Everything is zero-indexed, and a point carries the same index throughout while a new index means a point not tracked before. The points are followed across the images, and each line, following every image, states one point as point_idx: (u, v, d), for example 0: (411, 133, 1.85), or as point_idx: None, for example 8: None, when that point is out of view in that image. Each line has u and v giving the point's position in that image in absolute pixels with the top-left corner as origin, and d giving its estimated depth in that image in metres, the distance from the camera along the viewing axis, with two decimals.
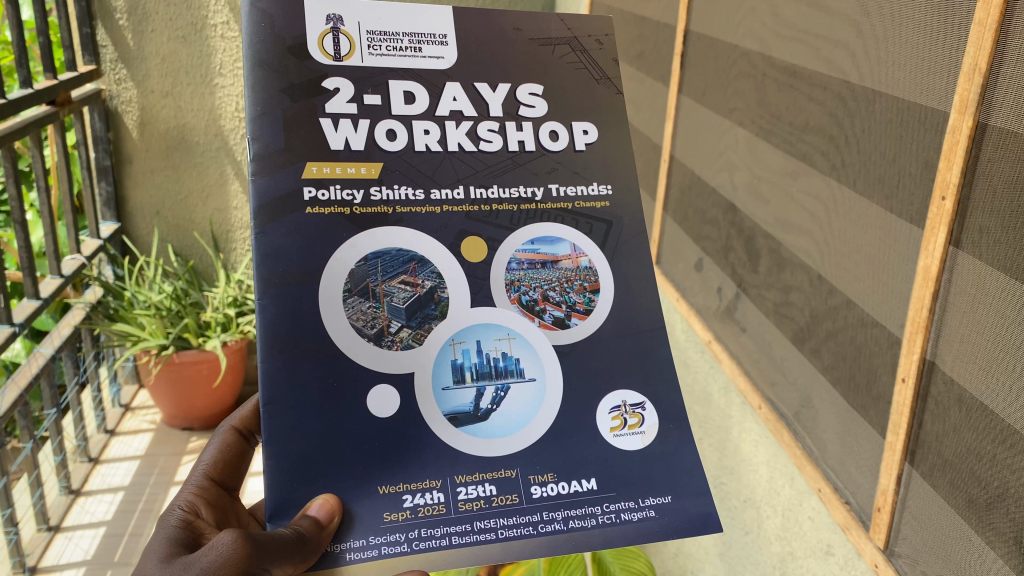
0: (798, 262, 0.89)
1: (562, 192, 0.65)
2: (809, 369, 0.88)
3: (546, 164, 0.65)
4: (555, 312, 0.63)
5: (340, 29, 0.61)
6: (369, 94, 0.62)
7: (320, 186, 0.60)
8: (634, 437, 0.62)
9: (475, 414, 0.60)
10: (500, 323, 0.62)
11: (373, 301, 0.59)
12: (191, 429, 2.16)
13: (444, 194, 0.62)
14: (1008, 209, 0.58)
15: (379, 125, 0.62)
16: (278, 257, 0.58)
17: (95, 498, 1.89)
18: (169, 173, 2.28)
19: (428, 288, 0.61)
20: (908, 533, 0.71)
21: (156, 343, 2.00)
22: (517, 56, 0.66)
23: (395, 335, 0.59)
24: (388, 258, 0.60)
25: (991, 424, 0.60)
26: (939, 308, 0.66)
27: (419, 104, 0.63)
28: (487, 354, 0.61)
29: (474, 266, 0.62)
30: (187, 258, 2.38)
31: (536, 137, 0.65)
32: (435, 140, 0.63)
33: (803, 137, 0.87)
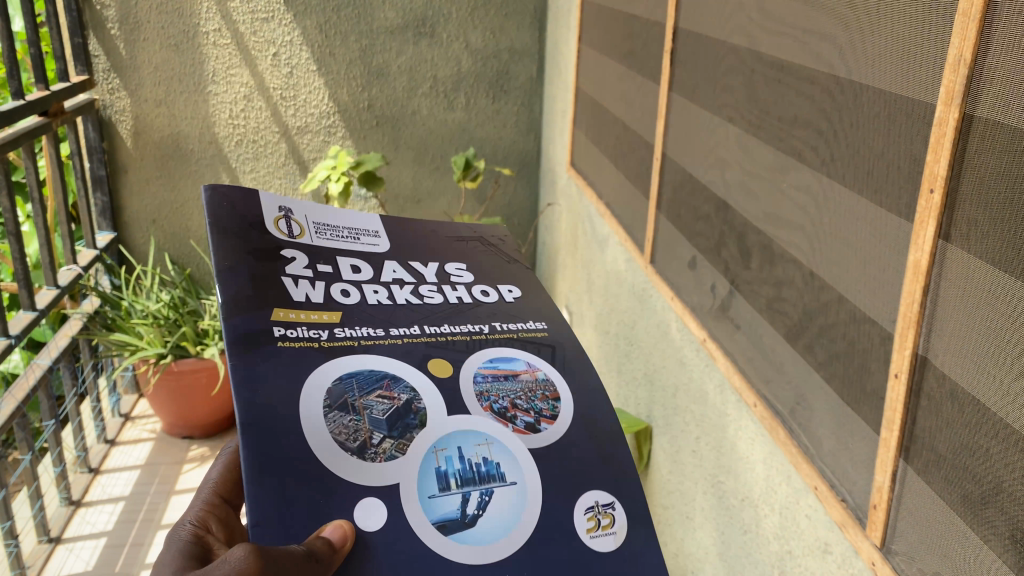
0: (790, 258, 0.88)
1: (506, 326, 0.67)
2: (804, 366, 0.87)
3: (484, 311, 0.68)
4: (527, 417, 0.61)
5: (291, 216, 0.68)
6: (323, 265, 0.67)
7: (289, 326, 0.60)
8: (608, 538, 0.57)
9: (464, 520, 0.55)
10: (478, 429, 0.59)
11: (352, 414, 0.56)
12: (191, 437, 2.16)
13: (402, 331, 0.63)
14: (996, 201, 0.57)
15: (332, 285, 0.65)
16: (253, 379, 0.55)
17: (96, 508, 1.88)
18: (165, 181, 2.29)
19: (405, 400, 0.59)
20: (905, 530, 0.70)
21: (154, 351, 2.00)
22: (439, 245, 0.74)
23: (376, 447, 0.56)
24: (361, 377, 0.58)
25: (983, 419, 0.59)
26: (931, 302, 0.65)
27: (365, 272, 0.68)
28: (470, 460, 0.57)
29: (444, 380, 0.61)
30: (184, 266, 2.39)
31: (471, 294, 0.69)
32: (384, 296, 0.66)
33: (792, 131, 0.87)
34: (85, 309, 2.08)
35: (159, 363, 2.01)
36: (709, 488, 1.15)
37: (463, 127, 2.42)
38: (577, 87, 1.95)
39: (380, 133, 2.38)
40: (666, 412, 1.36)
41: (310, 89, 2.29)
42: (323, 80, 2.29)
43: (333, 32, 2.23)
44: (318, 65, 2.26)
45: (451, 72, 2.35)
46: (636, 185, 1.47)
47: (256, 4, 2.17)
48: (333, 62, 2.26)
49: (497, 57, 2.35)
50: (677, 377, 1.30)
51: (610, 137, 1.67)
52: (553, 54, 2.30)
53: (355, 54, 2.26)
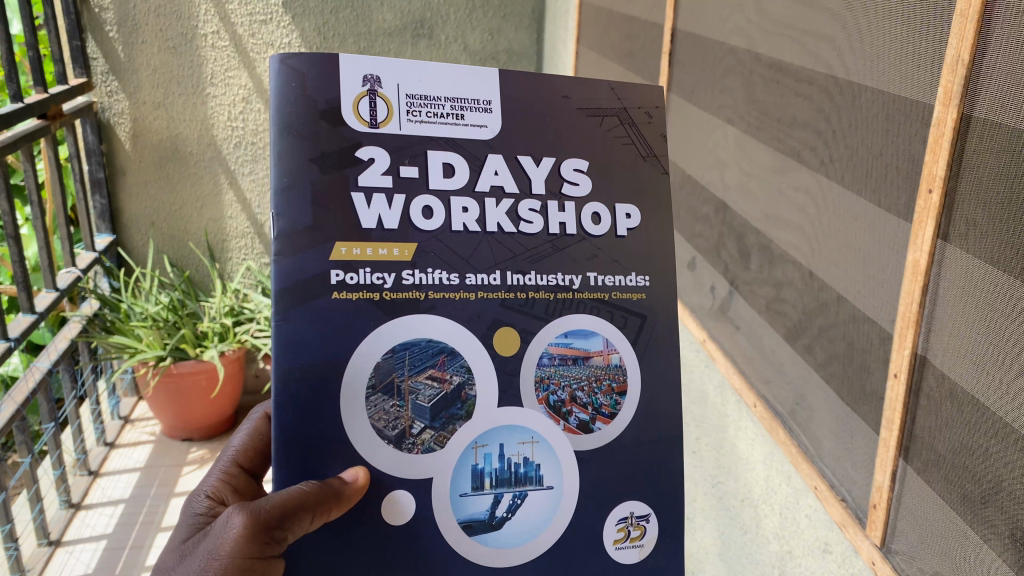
0: (789, 258, 0.89)
1: (599, 281, 0.62)
2: (803, 366, 0.87)
3: (585, 250, 0.62)
4: (581, 414, 0.62)
5: (377, 92, 0.57)
6: (406, 166, 0.58)
7: (349, 270, 0.56)
8: (632, 550, 0.62)
9: (488, 521, 0.60)
10: (525, 425, 0.60)
11: (397, 399, 0.58)
12: (191, 440, 2.16)
13: (479, 279, 0.59)
14: (994, 201, 0.57)
15: (415, 201, 0.58)
16: (297, 349, 0.55)
17: (96, 511, 1.88)
18: (163, 184, 2.28)
19: (456, 386, 0.59)
20: (904, 529, 0.70)
21: (154, 354, 1.99)
22: (567, 129, 0.62)
23: (416, 438, 0.58)
24: (416, 352, 0.58)
25: (983, 419, 0.59)
26: (930, 302, 0.65)
27: (459, 177, 0.59)
28: (509, 459, 0.60)
29: (504, 360, 0.60)
30: (183, 269, 2.38)
31: (578, 218, 0.62)
32: (474, 219, 0.59)
33: (790, 132, 0.87)
34: (84, 312, 2.07)
35: (158, 365, 2.00)
36: (709, 489, 1.15)
37: None
38: None
39: None
40: None
41: None
42: None
43: (331, 34, 2.23)
44: None
45: None
46: None
47: (254, 6, 2.17)
48: None
49: (496, 59, 2.36)
50: None
51: None
52: (551, 56, 2.31)
53: (353, 56, 2.26)
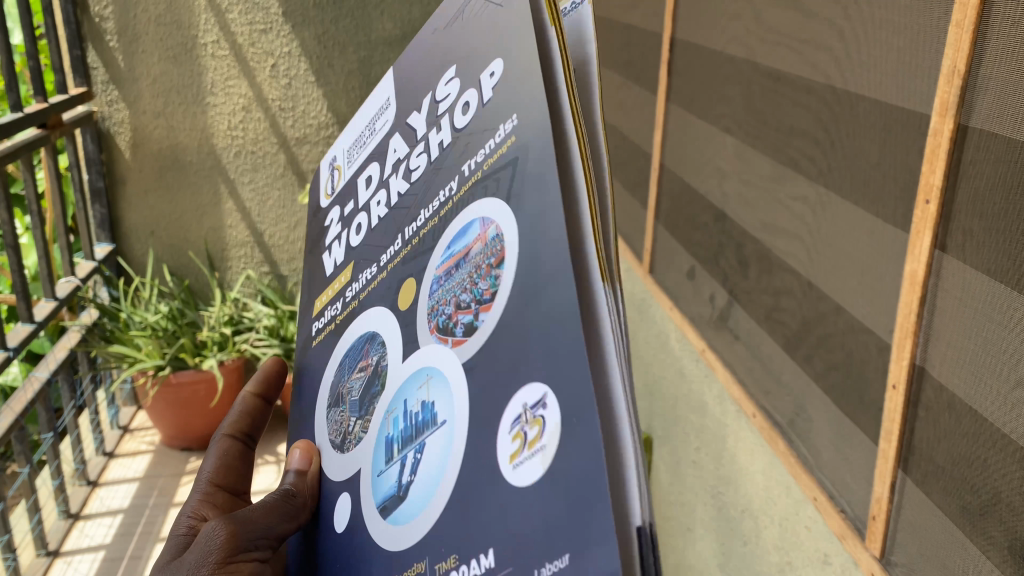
0: (788, 267, 0.88)
1: (481, 176, 0.40)
2: (802, 376, 0.87)
3: (463, 148, 0.41)
4: (470, 311, 0.37)
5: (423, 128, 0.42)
6: (369, 171, 0.53)
7: (331, 305, 0.56)
8: None
9: (398, 496, 0.41)
10: (419, 365, 0.41)
11: (351, 405, 0.48)
12: (190, 449, 2.15)
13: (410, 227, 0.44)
14: (992, 211, 0.57)
15: (353, 219, 0.54)
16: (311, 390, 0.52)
17: (95, 522, 1.88)
18: (163, 193, 2.39)
19: (375, 366, 0.47)
20: (904, 541, 0.70)
21: (153, 363, 2.01)
22: (431, 69, 0.47)
23: (354, 434, 0.48)
24: (351, 353, 0.50)
25: (981, 430, 0.59)
26: (928, 313, 0.65)
27: (380, 171, 0.52)
28: (411, 407, 0.41)
29: (407, 318, 0.44)
30: (183, 278, 2.50)
31: (455, 122, 0.43)
32: (384, 199, 0.50)
33: (789, 141, 0.87)
34: (84, 322, 2.07)
35: (156, 375, 2.02)
36: (709, 499, 1.15)
37: None
38: None
39: None
40: (665, 423, 1.36)
41: (309, 101, 2.36)
42: (322, 91, 2.36)
43: (331, 43, 2.30)
44: (315, 76, 2.33)
45: None
46: (633, 195, 1.48)
47: (255, 15, 2.24)
48: (331, 72, 2.34)
49: None
50: (677, 387, 1.29)
51: None
52: None
53: (353, 65, 2.33)
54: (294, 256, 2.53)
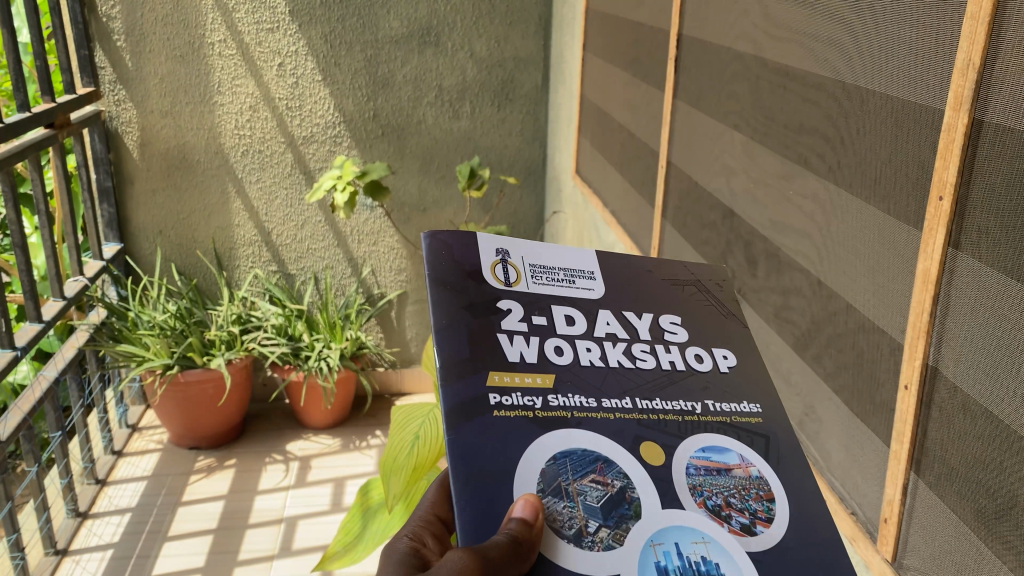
0: (796, 265, 0.87)
1: (717, 407, 0.58)
2: (812, 377, 0.86)
3: (697, 383, 0.59)
4: (741, 517, 0.53)
5: (508, 261, 0.61)
6: (537, 316, 0.60)
7: (504, 393, 0.55)
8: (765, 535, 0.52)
9: None
10: (691, 525, 0.52)
11: (567, 500, 0.52)
12: (197, 448, 2.36)
13: (614, 403, 0.56)
14: (1006, 208, 0.56)
15: (547, 342, 0.58)
16: (472, 457, 0.51)
17: (85, 556, 1.92)
18: (171, 192, 2.41)
19: (619, 488, 0.52)
20: (916, 543, 0.68)
21: (161, 363, 2.18)
22: (654, 296, 0.64)
23: (594, 536, 0.50)
24: (574, 458, 0.53)
25: (996, 432, 0.58)
26: (940, 312, 0.64)
27: (580, 325, 0.60)
28: (688, 557, 0.50)
29: (657, 469, 0.54)
30: (190, 277, 2.52)
31: (684, 359, 0.60)
32: (598, 356, 0.59)
33: (798, 138, 0.85)
34: (92, 321, 2.22)
35: (165, 373, 2.21)
36: None
37: (469, 136, 2.49)
38: (581, 96, 1.96)
39: (385, 142, 2.46)
40: None
41: (316, 99, 2.38)
42: (329, 90, 2.38)
43: (338, 42, 2.32)
44: (322, 76, 2.35)
45: (457, 81, 2.42)
46: (641, 192, 1.46)
47: (262, 14, 2.27)
48: (338, 71, 2.35)
49: (501, 67, 2.42)
50: None
51: (614, 144, 1.67)
52: (554, 64, 2.35)
53: (360, 63, 2.35)
54: (302, 255, 2.54)
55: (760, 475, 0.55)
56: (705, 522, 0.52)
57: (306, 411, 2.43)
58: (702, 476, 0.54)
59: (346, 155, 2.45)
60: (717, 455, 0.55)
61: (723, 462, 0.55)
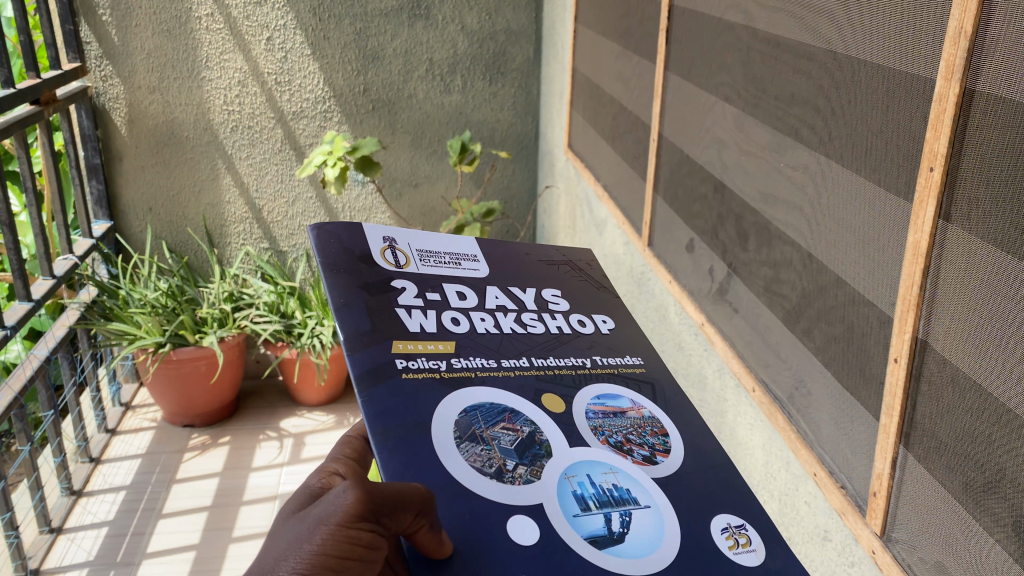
0: (786, 238, 0.87)
1: (604, 360, 0.64)
2: (801, 350, 0.85)
3: (582, 342, 0.65)
4: (641, 450, 0.59)
5: (397, 247, 0.66)
6: (430, 293, 0.64)
7: (410, 358, 0.58)
8: (748, 555, 0.53)
9: (610, 537, 0.52)
10: (599, 459, 0.56)
11: (483, 443, 0.54)
12: (191, 425, 2.36)
13: (512, 362, 0.61)
14: (998, 179, 0.55)
15: (443, 314, 0.63)
16: (386, 415, 0.53)
17: (80, 534, 1.92)
18: (160, 168, 2.39)
19: (529, 433, 0.57)
20: (904, 518, 0.68)
21: (154, 341, 2.17)
22: (534, 272, 0.70)
23: (513, 472, 0.53)
24: (483, 411, 0.57)
25: (986, 405, 0.57)
26: (930, 284, 0.63)
27: (470, 299, 0.65)
28: (601, 485, 0.55)
29: (559, 415, 0.59)
30: (182, 254, 2.50)
31: (568, 323, 0.67)
32: (492, 324, 0.63)
33: (789, 110, 0.84)
34: (83, 299, 2.21)
35: (157, 352, 2.19)
36: None
37: (460, 110, 2.47)
38: (572, 69, 1.94)
39: (376, 117, 2.44)
40: None
41: (305, 74, 2.36)
42: (318, 64, 2.35)
43: (327, 15, 2.29)
44: (311, 50, 2.33)
45: (447, 54, 2.39)
46: (633, 165, 1.45)
47: None
48: (327, 45, 2.33)
49: (493, 39, 2.40)
50: (676, 361, 1.28)
51: (607, 117, 1.65)
52: (547, 37, 2.33)
53: (349, 37, 2.32)
54: (294, 231, 2.53)
55: (652, 415, 0.62)
56: (610, 455, 0.57)
57: (301, 388, 2.43)
58: (600, 418, 0.60)
59: (336, 131, 2.43)
60: (612, 400, 0.61)
61: (617, 406, 0.61)
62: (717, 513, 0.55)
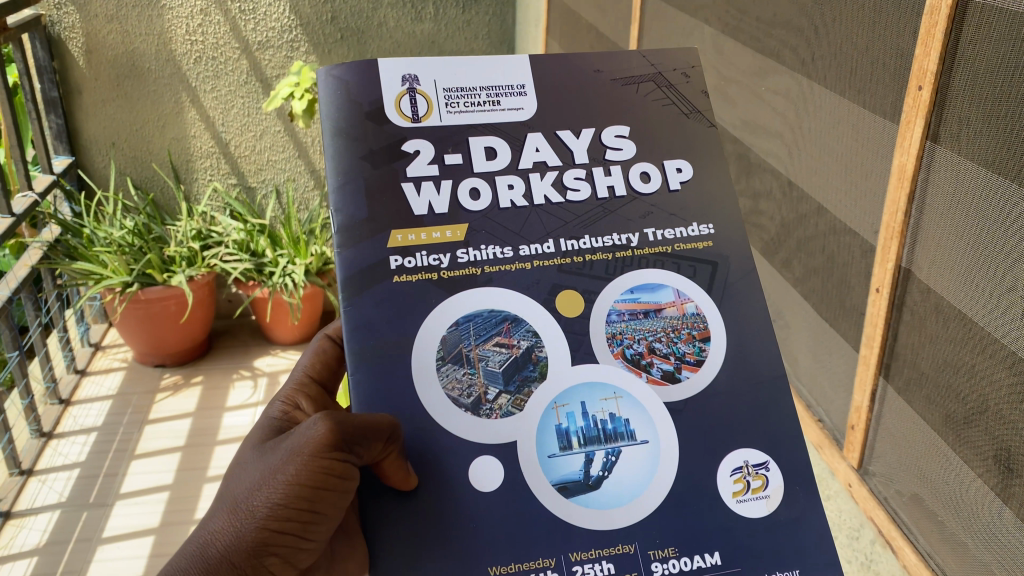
0: (766, 166, 0.84)
1: (658, 236, 0.59)
2: (780, 282, 0.83)
3: (636, 210, 0.59)
4: (664, 364, 0.56)
5: (417, 89, 0.58)
6: (450, 154, 0.58)
7: (407, 254, 0.55)
8: (757, 502, 0.54)
9: (584, 481, 0.53)
10: (604, 381, 0.56)
11: (467, 367, 0.55)
12: (163, 365, 2.32)
13: (533, 248, 0.57)
14: (990, 96, 0.52)
15: (462, 184, 0.57)
16: (366, 331, 0.54)
17: (51, 476, 1.89)
18: (122, 102, 2.30)
19: (525, 349, 0.55)
20: (882, 451, 0.67)
21: (120, 281, 2.12)
22: (600, 100, 0.60)
23: (493, 403, 0.54)
24: (479, 323, 0.55)
25: (970, 334, 0.55)
26: (916, 210, 0.60)
27: (502, 159, 0.58)
28: (594, 416, 0.55)
29: (570, 321, 0.56)
30: (147, 191, 2.43)
31: (625, 181, 0.59)
32: (521, 194, 0.58)
33: (770, 30, 0.80)
34: (45, 238, 2.13)
35: (124, 292, 2.14)
36: None
37: (432, 40, 2.39)
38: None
39: (345, 47, 2.36)
40: None
41: (270, 2, 2.27)
42: None
43: None
44: None
45: None
46: None
47: None
48: None
49: None
50: None
51: (583, 45, 1.59)
52: None
53: None
54: (263, 166, 2.46)
55: (697, 310, 0.58)
56: (622, 374, 0.56)
57: (274, 327, 2.40)
58: (625, 322, 0.57)
59: (304, 62, 2.35)
60: (649, 294, 0.58)
61: (654, 302, 0.58)
62: (735, 448, 0.55)
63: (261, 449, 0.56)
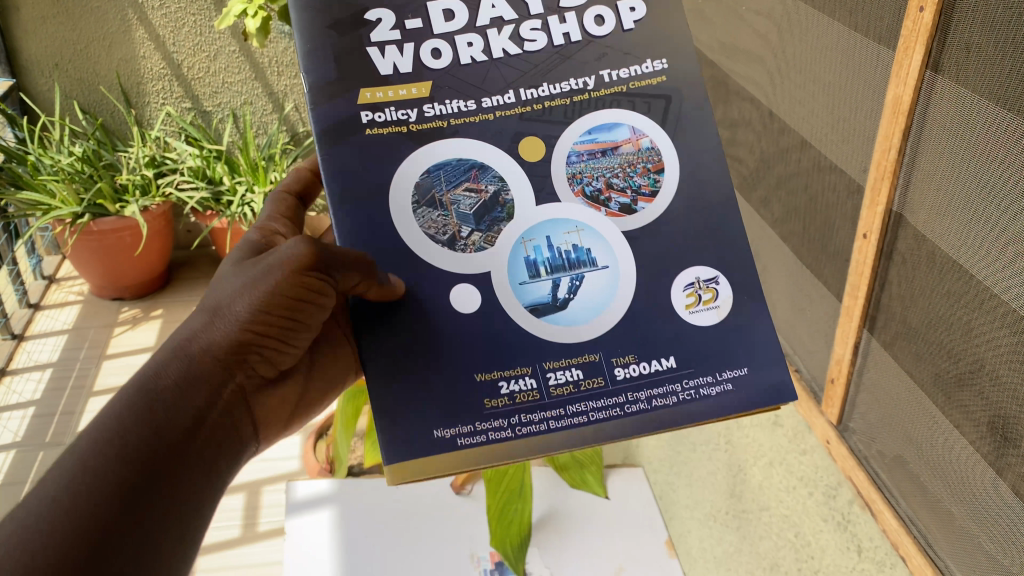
0: (745, 94, 0.77)
1: (617, 75, 0.54)
2: (756, 220, 0.78)
3: (594, 52, 0.54)
4: (621, 199, 0.54)
5: None
6: (409, 18, 0.53)
7: (376, 110, 0.53)
8: (709, 313, 0.54)
9: (553, 305, 0.53)
10: (567, 216, 0.54)
11: (441, 209, 0.53)
12: (121, 298, 2.24)
13: (494, 101, 0.53)
14: (1002, 20, 0.45)
15: (423, 44, 0.53)
16: (345, 175, 0.52)
17: (5, 416, 1.83)
18: (63, 19, 2.15)
19: (493, 192, 0.54)
20: (863, 407, 0.63)
21: (70, 212, 2.01)
22: None
23: (466, 239, 0.53)
24: (448, 169, 0.53)
25: (966, 288, 0.50)
26: (911, 148, 0.54)
27: (460, 17, 0.53)
28: (560, 247, 0.54)
29: (533, 165, 0.54)
30: (96, 115, 2.32)
31: (581, 26, 0.54)
32: (481, 50, 0.53)
33: None
34: None
35: (75, 223, 2.04)
36: None
37: None
38: None
39: None
40: None
41: None
42: None
43: None
44: None
45: None
46: None
47: None
48: None
49: None
50: None
51: None
52: None
53: None
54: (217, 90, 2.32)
55: (653, 146, 0.55)
56: (583, 210, 0.54)
57: None
58: (583, 163, 0.54)
59: None
60: (606, 134, 0.54)
61: (612, 141, 0.55)
62: (692, 265, 0.54)
63: (241, 261, 0.57)
